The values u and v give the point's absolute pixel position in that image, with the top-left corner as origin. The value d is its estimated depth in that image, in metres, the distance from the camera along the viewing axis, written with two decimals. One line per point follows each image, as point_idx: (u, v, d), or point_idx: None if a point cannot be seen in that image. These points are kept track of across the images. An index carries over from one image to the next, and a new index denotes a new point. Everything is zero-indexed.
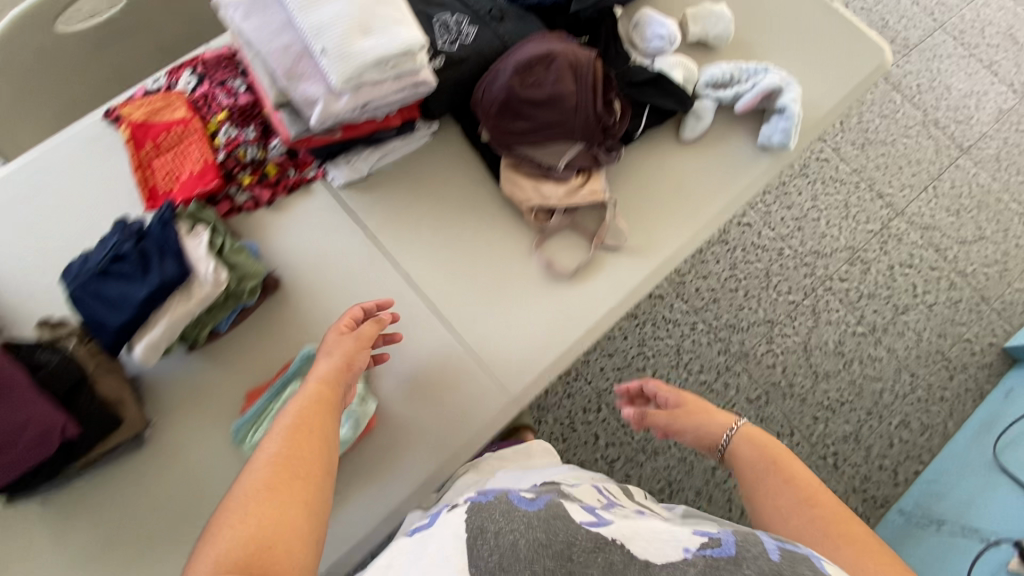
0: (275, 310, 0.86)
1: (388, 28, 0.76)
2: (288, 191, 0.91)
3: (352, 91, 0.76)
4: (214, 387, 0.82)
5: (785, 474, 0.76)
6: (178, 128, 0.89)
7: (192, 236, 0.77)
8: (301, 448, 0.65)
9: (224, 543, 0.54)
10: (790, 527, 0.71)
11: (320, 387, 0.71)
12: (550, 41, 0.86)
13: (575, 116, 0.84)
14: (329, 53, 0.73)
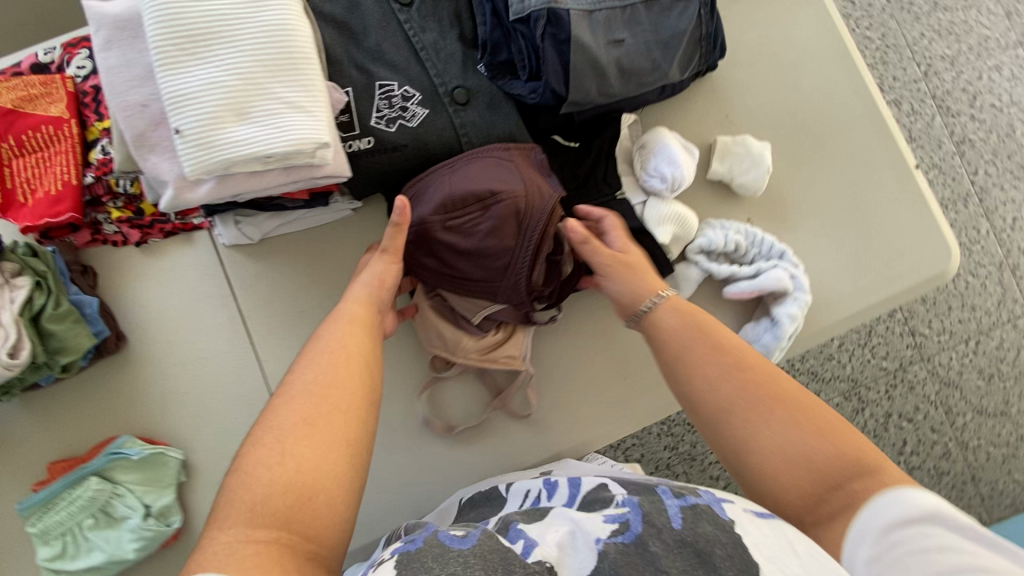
0: (111, 373, 0.74)
1: (277, 115, 0.57)
2: (164, 235, 0.76)
3: (216, 181, 0.59)
4: (22, 439, 0.72)
5: (712, 349, 0.59)
6: (50, 126, 0.73)
7: (6, 291, 0.65)
8: (343, 370, 0.54)
9: (261, 478, 0.46)
10: (731, 393, 0.56)
11: (359, 312, 0.61)
12: (502, 166, 0.69)
13: (502, 279, 0.70)
14: (185, 136, 0.55)
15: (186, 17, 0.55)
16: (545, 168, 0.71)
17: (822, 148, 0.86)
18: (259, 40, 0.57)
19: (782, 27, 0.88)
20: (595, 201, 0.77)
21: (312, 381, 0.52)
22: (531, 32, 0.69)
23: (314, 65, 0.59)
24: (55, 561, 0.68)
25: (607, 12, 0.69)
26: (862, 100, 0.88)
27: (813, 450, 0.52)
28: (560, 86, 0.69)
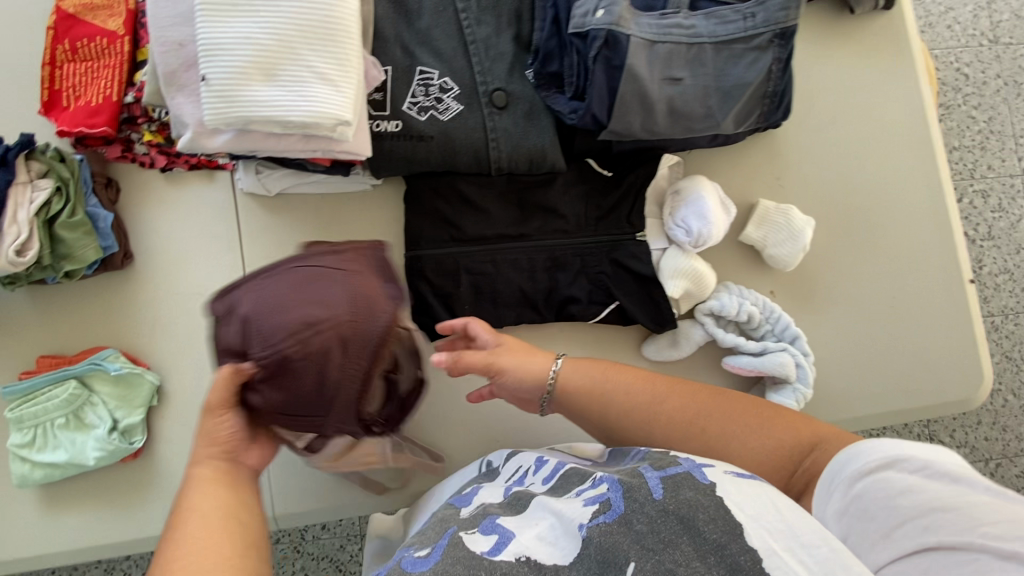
0: (112, 287, 0.77)
1: (303, 83, 0.56)
2: (189, 168, 0.77)
3: (234, 134, 0.59)
4: (22, 327, 0.76)
5: (624, 383, 0.61)
6: (104, 39, 0.75)
7: (28, 189, 0.67)
8: (212, 517, 0.50)
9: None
10: (663, 433, 0.58)
11: (207, 468, 0.54)
12: (333, 285, 0.55)
13: (332, 417, 0.57)
14: (211, 85, 0.55)
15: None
16: (386, 265, 0.62)
17: (873, 236, 0.80)
18: (301, 4, 0.56)
19: (863, 99, 0.82)
20: (613, 235, 0.74)
21: (183, 535, 0.48)
22: (585, 50, 0.65)
23: (352, 40, 0.58)
24: (22, 450, 0.71)
25: (671, 46, 0.65)
26: (930, 196, 0.81)
27: (756, 442, 0.54)
28: (602, 113, 0.66)
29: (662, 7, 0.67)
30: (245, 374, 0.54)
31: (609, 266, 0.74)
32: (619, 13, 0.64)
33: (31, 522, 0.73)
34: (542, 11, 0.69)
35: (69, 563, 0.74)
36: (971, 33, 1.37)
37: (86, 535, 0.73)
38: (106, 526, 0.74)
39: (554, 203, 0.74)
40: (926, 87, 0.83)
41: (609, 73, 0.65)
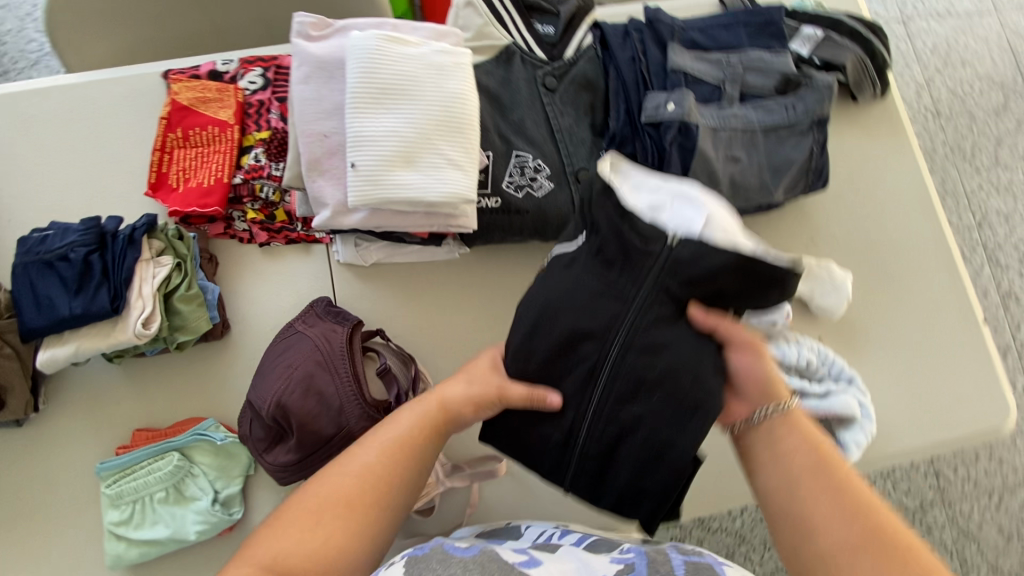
0: (209, 358, 0.78)
1: (437, 168, 0.64)
2: (287, 242, 0.82)
3: (367, 212, 0.65)
4: (115, 400, 0.76)
5: (827, 469, 0.54)
6: (216, 128, 0.81)
7: (151, 265, 0.70)
8: (424, 437, 0.61)
9: (275, 542, 0.53)
10: (852, 534, 0.50)
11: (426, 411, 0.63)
12: (297, 344, 0.70)
13: (323, 421, 0.66)
14: (358, 172, 0.62)
15: (382, 73, 0.64)
16: (330, 311, 0.74)
17: (895, 285, 0.92)
18: (437, 102, 0.65)
19: (872, 171, 0.96)
20: (651, 269, 0.58)
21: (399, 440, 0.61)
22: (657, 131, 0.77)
23: (477, 131, 0.66)
24: (120, 527, 0.70)
25: (730, 132, 0.78)
26: (938, 251, 0.94)
27: None
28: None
29: (718, 100, 0.80)
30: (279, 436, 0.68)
31: (683, 289, 0.57)
32: (688, 105, 0.75)
33: None
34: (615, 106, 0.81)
35: None
36: (916, 109, 1.60)
37: None
38: None
39: (572, 322, 0.59)
40: (921, 159, 0.98)
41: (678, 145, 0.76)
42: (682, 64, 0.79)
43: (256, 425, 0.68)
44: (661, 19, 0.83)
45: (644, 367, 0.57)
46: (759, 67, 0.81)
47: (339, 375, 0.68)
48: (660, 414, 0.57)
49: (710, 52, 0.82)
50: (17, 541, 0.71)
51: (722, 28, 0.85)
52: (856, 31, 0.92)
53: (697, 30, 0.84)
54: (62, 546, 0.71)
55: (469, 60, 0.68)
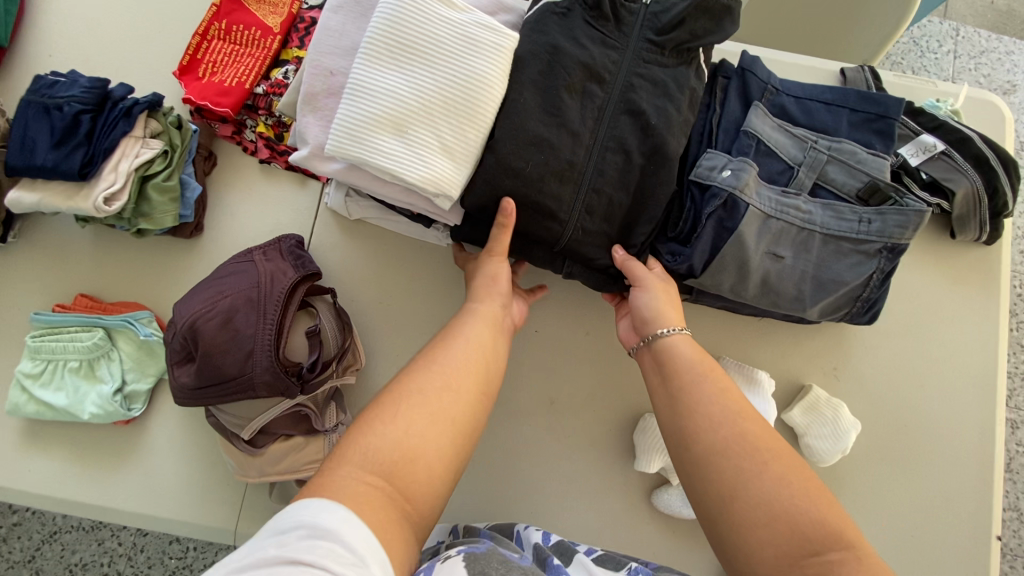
0: (171, 251, 0.77)
1: (425, 145, 0.58)
2: (286, 167, 0.79)
3: (345, 165, 0.61)
4: (75, 259, 0.76)
5: (699, 385, 0.57)
6: (259, 31, 0.78)
7: (139, 144, 0.69)
8: (490, 343, 0.60)
9: (374, 437, 0.48)
10: (719, 435, 0.53)
11: (488, 311, 0.63)
12: (242, 272, 0.67)
13: (233, 359, 0.63)
14: (343, 120, 0.58)
15: (408, 29, 0.58)
16: (291, 255, 0.70)
17: (905, 455, 0.79)
18: (455, 78, 0.59)
19: (940, 321, 0.82)
20: (612, 96, 0.64)
21: (475, 337, 0.59)
22: (622, 76, 0.64)
23: (484, 122, 0.60)
24: (28, 379, 0.71)
25: (783, 225, 0.67)
26: (978, 438, 0.79)
27: (770, 486, 0.49)
28: (698, 268, 0.67)
29: (785, 183, 0.69)
30: (188, 356, 0.65)
31: (611, 131, 0.63)
32: (747, 182, 0.65)
33: (14, 452, 0.73)
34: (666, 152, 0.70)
35: (28, 503, 0.73)
36: None
37: (53, 482, 0.72)
38: (74, 481, 0.72)
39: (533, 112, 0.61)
40: (1006, 327, 0.82)
41: (658, 105, 0.64)
42: (759, 129, 0.68)
43: (174, 337, 0.64)
44: (754, 71, 0.72)
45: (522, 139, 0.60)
46: (851, 163, 0.69)
47: (265, 320, 0.64)
48: (623, 149, 0.63)
49: (796, 126, 0.70)
50: None
51: (822, 106, 0.72)
52: (984, 156, 0.76)
53: (791, 96, 0.72)
54: None
55: (510, 44, 0.61)
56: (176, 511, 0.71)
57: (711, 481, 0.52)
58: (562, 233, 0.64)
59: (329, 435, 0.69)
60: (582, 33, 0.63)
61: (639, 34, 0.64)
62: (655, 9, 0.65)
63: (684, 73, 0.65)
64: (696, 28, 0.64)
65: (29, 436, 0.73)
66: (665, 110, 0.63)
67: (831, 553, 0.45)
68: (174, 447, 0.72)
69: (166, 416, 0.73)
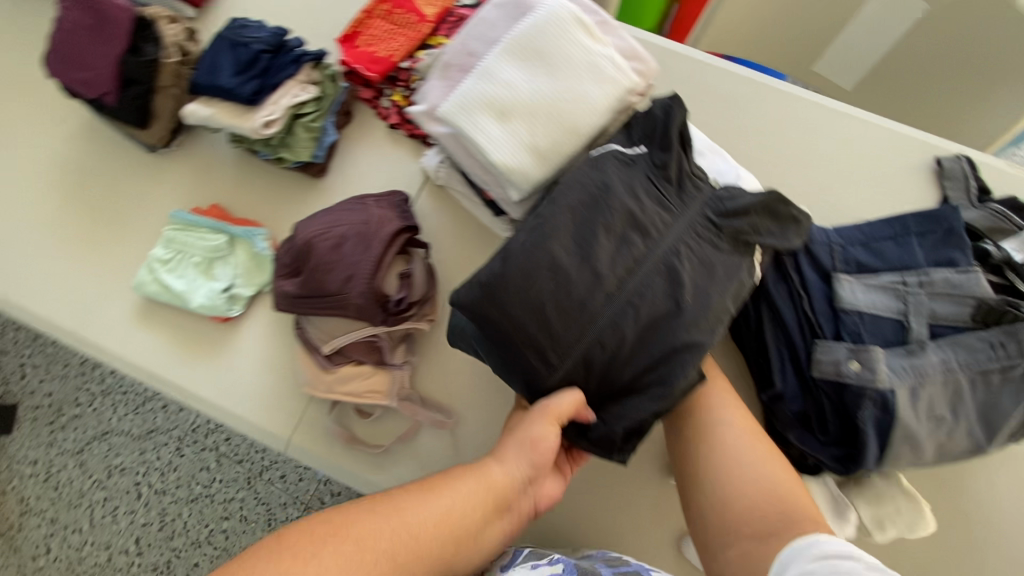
0: (299, 186, 0.88)
1: (519, 133, 0.65)
2: (410, 135, 0.88)
3: (450, 130, 0.68)
4: (221, 178, 0.89)
5: (727, 391, 0.72)
6: (415, 17, 0.89)
7: (299, 87, 0.81)
8: (476, 515, 0.59)
9: (305, 547, 0.49)
10: (733, 423, 0.68)
11: (495, 480, 0.62)
12: (357, 208, 0.75)
13: (333, 278, 0.70)
14: (465, 92, 0.66)
15: (548, 41, 0.65)
16: (399, 208, 0.78)
17: (966, 553, 0.73)
18: (570, 90, 0.65)
19: None
20: (650, 260, 0.63)
21: (463, 501, 0.59)
22: (669, 241, 0.64)
23: (578, 136, 0.66)
24: (158, 264, 0.82)
25: (931, 388, 0.66)
26: None
27: (764, 473, 0.63)
28: (871, 461, 0.67)
29: (904, 342, 0.68)
30: (289, 270, 0.73)
31: (634, 298, 0.62)
32: (880, 369, 0.66)
33: (128, 323, 0.83)
34: (739, 313, 0.76)
35: (127, 368, 0.83)
36: None
37: (152, 356, 0.82)
38: (168, 359, 0.81)
39: (566, 258, 0.62)
40: None
41: (700, 280, 0.63)
42: (854, 302, 0.70)
43: (288, 252, 0.73)
44: (811, 239, 0.74)
45: (541, 274, 0.61)
46: (948, 293, 0.68)
47: (369, 250, 0.71)
48: (636, 318, 0.61)
49: (879, 274, 0.71)
50: (104, 232, 0.88)
51: (892, 243, 0.72)
52: None
53: (857, 244, 0.73)
54: (124, 254, 0.87)
55: (629, 86, 0.67)
56: (243, 409, 0.78)
57: (720, 453, 0.66)
58: (551, 374, 0.63)
59: (395, 371, 0.74)
60: (642, 185, 0.66)
61: (698, 209, 0.67)
62: (723, 195, 0.68)
63: (736, 263, 0.66)
64: (759, 224, 0.67)
65: (141, 313, 0.83)
66: (710, 288, 0.63)
67: (802, 522, 0.58)
68: (255, 352, 0.80)
69: (257, 323, 0.81)
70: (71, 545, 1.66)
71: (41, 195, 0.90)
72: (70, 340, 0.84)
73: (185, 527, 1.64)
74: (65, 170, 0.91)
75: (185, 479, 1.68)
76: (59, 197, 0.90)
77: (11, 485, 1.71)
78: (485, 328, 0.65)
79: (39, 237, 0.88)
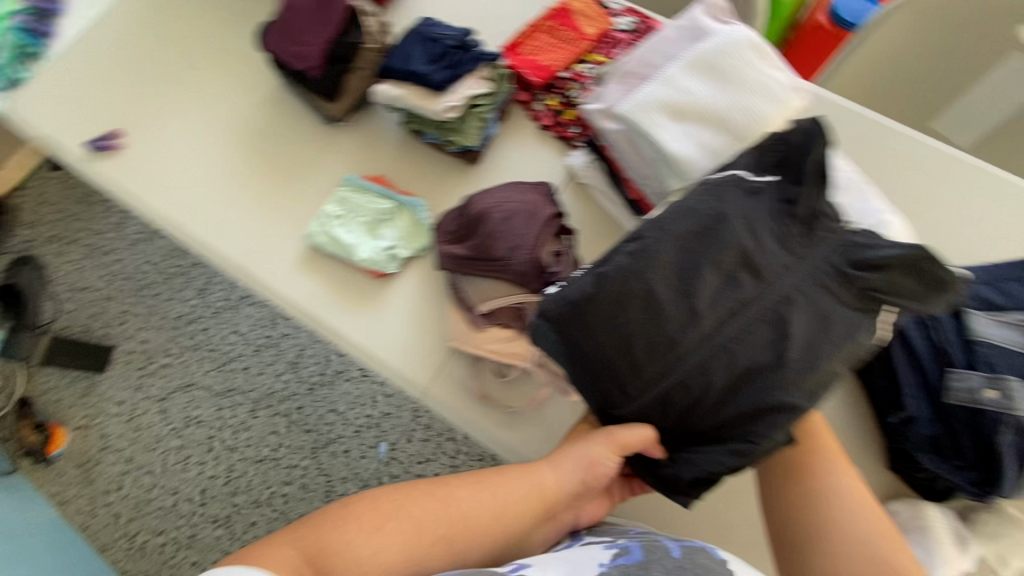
0: (453, 169, 0.98)
1: (692, 137, 0.74)
2: (559, 136, 0.97)
3: (622, 127, 0.77)
4: (385, 155, 1.00)
5: (839, 464, 0.74)
6: (576, 35, 1.01)
7: (478, 82, 0.92)
8: (521, 510, 0.71)
9: (360, 522, 0.66)
10: (852, 498, 0.71)
11: (547, 482, 0.74)
12: (522, 189, 0.84)
13: (501, 245, 0.79)
14: (646, 95, 0.75)
15: (726, 61, 0.74)
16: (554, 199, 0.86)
17: None
18: (741, 104, 0.74)
19: None
20: (758, 307, 0.64)
21: (512, 495, 0.71)
22: (780, 288, 0.65)
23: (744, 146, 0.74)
24: (332, 218, 0.93)
25: None
26: None
27: (886, 551, 0.67)
28: (1009, 486, 0.71)
29: None
30: (457, 235, 0.83)
31: (723, 345, 0.64)
32: (1016, 397, 0.70)
33: (292, 268, 0.93)
34: (867, 359, 0.78)
35: (287, 307, 0.93)
36: None
37: (311, 299, 0.92)
38: (324, 305, 0.91)
39: (660, 293, 0.65)
40: None
41: (807, 349, 0.64)
42: (987, 335, 0.74)
43: (459, 218, 0.83)
44: None
45: (632, 307, 0.66)
46: None
47: (533, 225, 0.81)
48: (723, 364, 0.64)
49: (1006, 311, 0.75)
50: (277, 188, 0.99)
51: (1016, 283, 0.77)
52: None
53: (983, 283, 0.77)
54: (293, 208, 0.97)
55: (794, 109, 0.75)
56: (389, 356, 0.87)
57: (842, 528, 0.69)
58: (630, 400, 0.68)
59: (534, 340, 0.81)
60: (765, 227, 0.67)
61: (827, 255, 0.66)
62: (864, 242, 0.67)
63: (857, 318, 0.66)
64: (896, 280, 0.65)
65: (304, 262, 0.94)
66: (815, 359, 0.64)
67: None
68: (404, 308, 0.89)
69: (408, 282, 0.91)
70: (141, 486, 1.75)
71: (227, 150, 1.02)
72: (238, 275, 0.94)
73: (248, 485, 1.73)
74: (249, 131, 1.03)
75: (255, 439, 1.77)
76: (241, 153, 1.01)
77: (95, 421, 1.82)
78: (568, 345, 0.70)
79: (222, 185, 0.99)
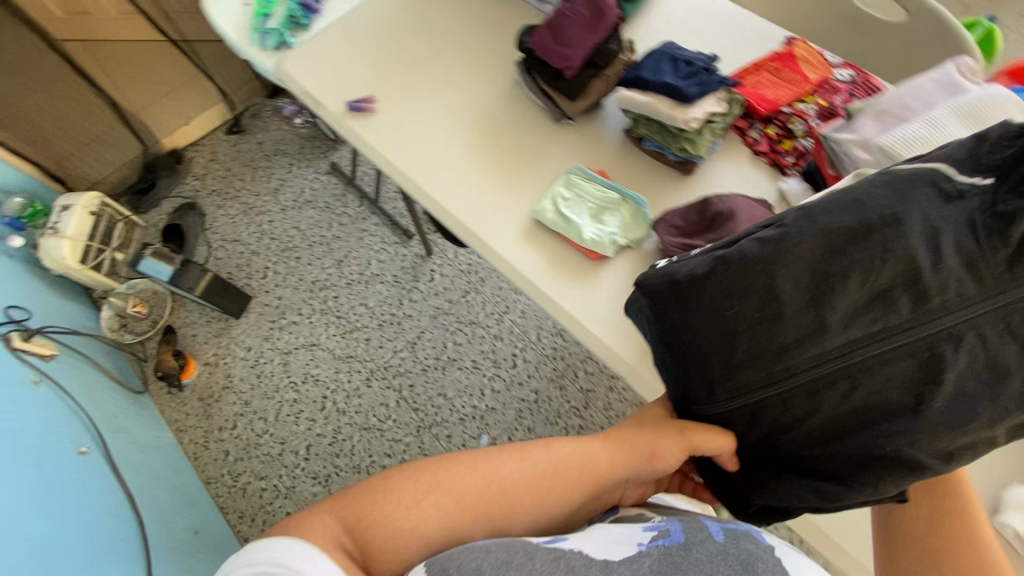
0: (667, 176, 1.06)
1: None
2: (772, 162, 1.05)
3: (879, 158, 0.85)
4: (603, 154, 1.10)
5: (974, 530, 0.67)
6: (800, 78, 1.09)
7: (717, 102, 1.00)
8: (573, 478, 0.67)
9: (404, 491, 0.59)
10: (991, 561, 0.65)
11: (600, 454, 0.70)
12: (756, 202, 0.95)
13: None
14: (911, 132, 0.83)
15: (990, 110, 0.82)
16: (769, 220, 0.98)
17: None
18: None
19: None
20: (900, 336, 0.64)
21: (560, 459, 0.68)
22: (932, 326, 0.63)
23: None
24: (563, 198, 1.03)
25: None
26: None
27: None
28: None
29: None
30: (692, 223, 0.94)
31: (846, 356, 0.65)
32: None
33: (514, 236, 1.03)
34: None
35: (505, 271, 1.02)
36: None
37: (528, 266, 1.00)
38: (541, 273, 0.99)
39: (771, 292, 0.68)
40: None
41: (952, 401, 0.62)
42: None
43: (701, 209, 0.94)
44: None
45: (743, 308, 0.69)
46: None
47: None
48: (817, 379, 0.66)
49: None
50: (504, 167, 1.10)
51: None
52: None
53: None
54: (517, 185, 1.08)
55: None
56: (599, 329, 0.93)
57: None
58: (718, 397, 0.71)
59: None
60: (945, 247, 0.63)
61: None
62: None
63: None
64: None
65: (524, 233, 1.03)
66: (958, 418, 0.62)
67: None
68: (616, 289, 0.96)
69: (623, 266, 0.98)
70: (254, 429, 1.85)
71: (462, 128, 1.14)
72: (466, 235, 1.05)
73: (351, 449, 1.80)
74: (482, 117, 1.16)
75: (366, 407, 1.85)
76: (474, 133, 1.14)
77: (224, 360, 1.95)
78: (667, 335, 0.74)
79: (456, 156, 1.11)
